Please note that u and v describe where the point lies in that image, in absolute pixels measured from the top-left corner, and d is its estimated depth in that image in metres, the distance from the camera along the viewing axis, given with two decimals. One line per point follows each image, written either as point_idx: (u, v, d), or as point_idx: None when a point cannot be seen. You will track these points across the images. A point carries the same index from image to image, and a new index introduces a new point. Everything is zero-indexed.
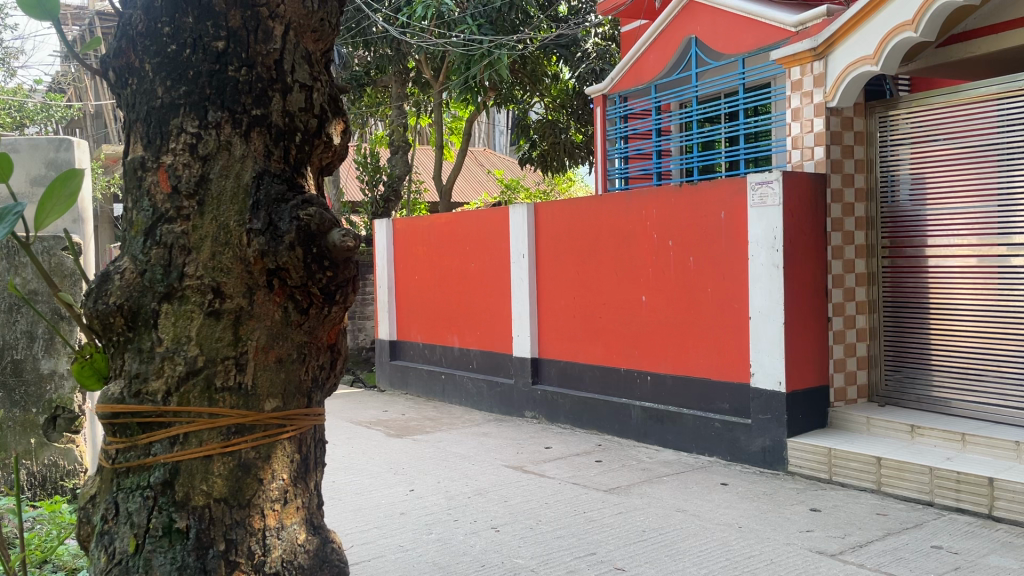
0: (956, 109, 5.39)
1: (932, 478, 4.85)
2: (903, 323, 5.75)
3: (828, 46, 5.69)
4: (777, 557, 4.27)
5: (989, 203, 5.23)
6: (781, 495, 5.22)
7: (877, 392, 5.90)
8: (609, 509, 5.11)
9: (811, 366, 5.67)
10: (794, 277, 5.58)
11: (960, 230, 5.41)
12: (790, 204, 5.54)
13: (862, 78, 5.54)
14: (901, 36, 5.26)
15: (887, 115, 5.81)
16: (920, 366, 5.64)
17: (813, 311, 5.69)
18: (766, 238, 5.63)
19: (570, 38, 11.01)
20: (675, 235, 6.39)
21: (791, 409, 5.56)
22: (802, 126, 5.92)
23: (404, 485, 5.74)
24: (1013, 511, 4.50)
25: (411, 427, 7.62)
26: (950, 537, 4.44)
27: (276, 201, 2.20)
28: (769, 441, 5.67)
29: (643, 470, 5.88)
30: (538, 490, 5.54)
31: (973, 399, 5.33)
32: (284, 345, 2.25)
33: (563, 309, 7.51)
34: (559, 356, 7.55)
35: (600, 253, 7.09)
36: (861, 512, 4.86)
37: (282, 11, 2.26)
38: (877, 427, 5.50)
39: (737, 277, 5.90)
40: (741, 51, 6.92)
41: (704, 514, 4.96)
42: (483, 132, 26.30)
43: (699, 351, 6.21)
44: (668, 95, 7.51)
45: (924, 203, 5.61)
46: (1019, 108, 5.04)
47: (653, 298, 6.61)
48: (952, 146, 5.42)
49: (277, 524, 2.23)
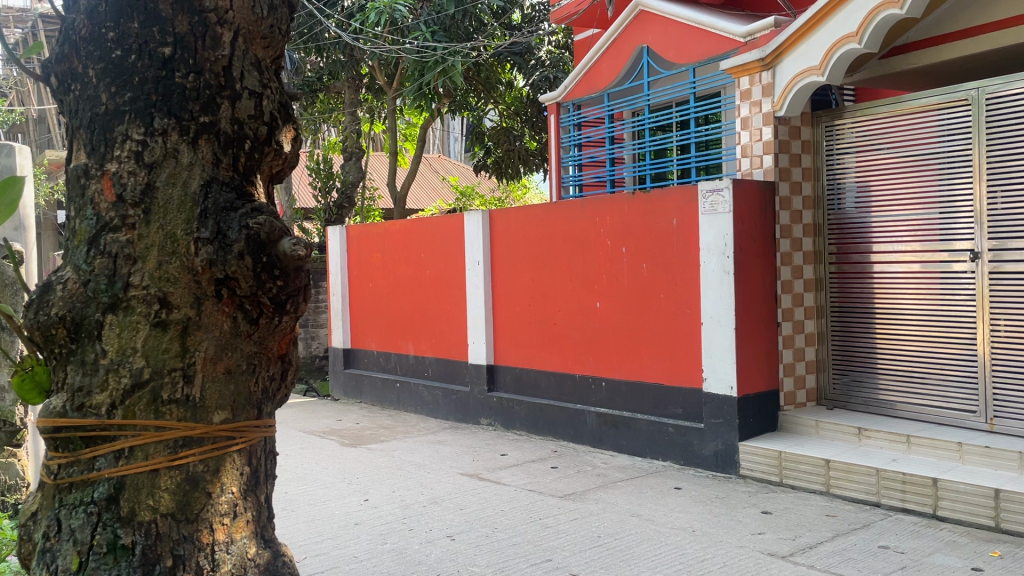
0: (900, 119, 5.56)
1: (879, 479, 4.97)
2: (850, 328, 5.89)
3: (776, 57, 5.78)
4: (729, 559, 4.34)
5: (930, 210, 5.40)
6: (734, 498, 5.29)
7: (825, 395, 6.04)
8: (565, 515, 5.13)
9: (761, 370, 5.77)
10: (743, 283, 5.67)
11: (904, 236, 5.57)
12: (739, 210, 5.64)
13: (809, 87, 5.65)
14: (845, 47, 5.38)
15: (834, 125, 5.95)
16: (867, 370, 5.78)
17: (762, 316, 5.79)
18: (717, 244, 5.73)
19: (524, 45, 10.94)
20: (629, 242, 6.44)
21: (742, 413, 5.65)
22: (750, 135, 6.01)
23: (358, 494, 5.68)
24: (956, 510, 4.66)
25: (366, 435, 7.56)
26: (896, 537, 4.57)
27: (225, 209, 2.17)
28: (721, 445, 5.75)
29: (598, 476, 5.92)
30: (494, 497, 5.53)
31: (917, 401, 5.49)
32: (234, 356, 2.21)
33: (519, 317, 7.51)
34: (514, 363, 7.55)
35: (555, 259, 7.12)
36: (810, 514, 4.96)
37: (231, 17, 2.23)
38: (825, 430, 5.62)
39: (689, 283, 5.98)
40: (691, 61, 7.01)
41: (658, 518, 5.01)
42: (437, 139, 26.30)
43: (653, 358, 6.27)
44: (622, 104, 7.56)
45: (868, 210, 5.77)
46: (961, 119, 5.22)
47: (607, 304, 6.65)
48: (895, 155, 5.60)
49: (227, 538, 2.19)
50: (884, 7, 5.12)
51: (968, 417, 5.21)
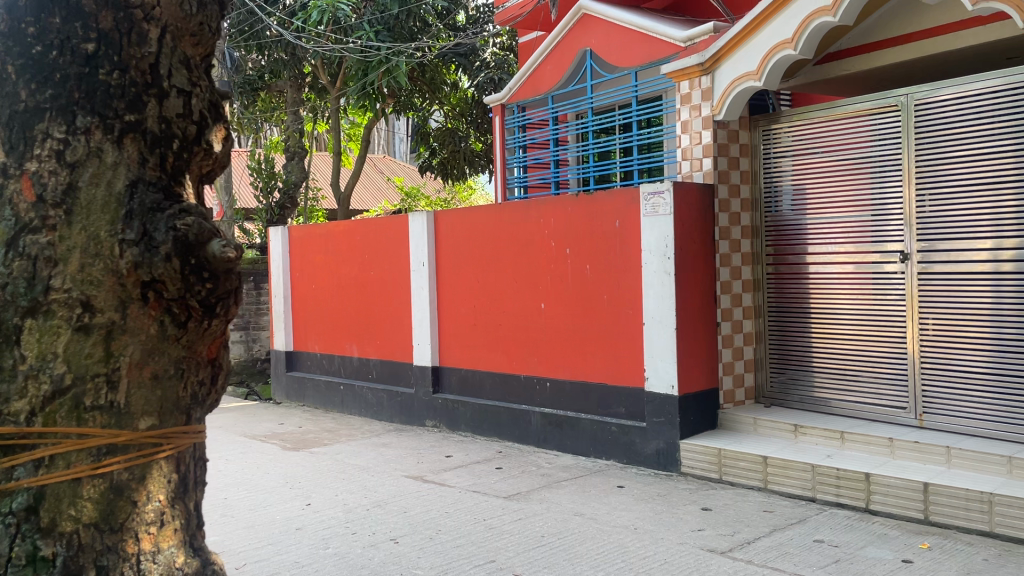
0: (834, 124, 5.72)
1: (814, 474, 5.10)
2: (786, 327, 6.03)
3: (715, 62, 5.88)
4: (670, 556, 4.41)
5: (863, 213, 5.57)
6: (675, 496, 5.37)
7: (763, 393, 6.17)
8: (509, 516, 5.14)
9: (701, 369, 5.86)
10: (684, 284, 5.76)
11: (838, 238, 5.72)
12: (680, 212, 5.73)
13: (747, 92, 5.77)
14: (780, 53, 5.50)
15: (771, 128, 6.08)
16: (803, 368, 5.93)
17: (703, 316, 5.89)
18: (659, 246, 5.80)
19: (469, 46, 10.94)
20: (572, 243, 6.48)
21: (683, 411, 5.74)
22: (690, 138, 6.11)
23: (300, 499, 5.61)
24: (888, 504, 4.81)
25: (308, 439, 7.45)
26: (831, 531, 4.69)
27: (152, 209, 2.12)
28: (663, 443, 5.83)
29: (542, 476, 5.94)
30: (438, 499, 5.51)
31: (850, 398, 5.65)
32: (161, 361, 2.17)
33: (464, 318, 7.50)
34: (459, 364, 7.53)
35: (499, 260, 7.13)
36: (748, 510, 5.06)
37: (158, 13, 2.18)
38: (763, 427, 5.74)
39: (632, 284, 6.05)
40: (633, 65, 7.09)
41: (601, 517, 5.05)
42: (382, 139, 26.13)
43: (597, 358, 6.32)
44: (565, 106, 7.62)
45: (804, 212, 5.91)
46: (891, 124, 5.39)
47: (551, 305, 6.68)
48: (830, 159, 5.75)
49: (153, 547, 2.16)
50: (817, 15, 5.26)
51: (899, 413, 5.38)
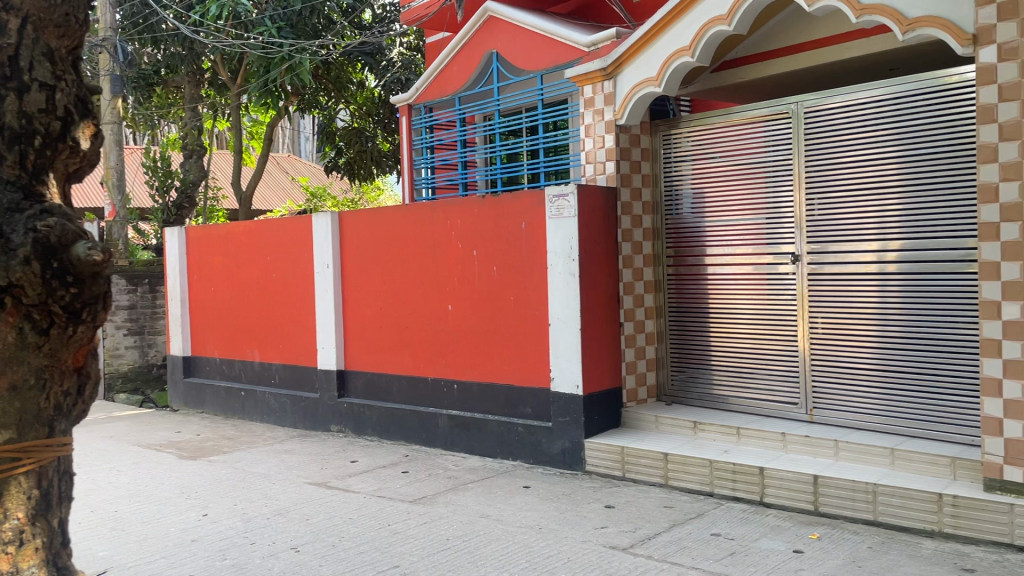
0: (731, 130, 5.90)
1: (712, 470, 5.26)
2: (686, 327, 6.20)
3: (616, 67, 5.98)
4: (573, 555, 4.46)
5: (758, 216, 5.77)
6: (579, 494, 5.44)
7: (664, 392, 6.32)
8: (414, 520, 5.10)
9: (605, 368, 5.96)
10: (588, 285, 5.85)
11: (734, 240, 5.91)
12: (584, 214, 5.81)
13: (648, 97, 5.89)
14: (679, 60, 5.64)
15: (671, 134, 6.23)
16: (702, 366, 6.11)
17: (606, 317, 5.99)
18: (563, 247, 5.87)
19: (375, 45, 10.84)
20: (479, 245, 6.48)
21: (588, 410, 5.82)
22: (594, 142, 6.20)
23: (196, 510, 5.41)
24: (780, 496, 5.02)
25: (207, 447, 7.21)
26: (727, 524, 4.84)
27: (11, 211, 2.37)
28: (568, 443, 5.89)
29: (449, 478, 5.92)
30: (342, 505, 5.42)
31: (746, 394, 5.85)
32: (20, 369, 2.42)
33: (370, 321, 7.40)
34: (365, 368, 7.43)
35: (406, 261, 7.06)
36: (649, 506, 5.17)
37: (20, 6, 2.39)
38: (664, 425, 5.88)
39: (538, 285, 6.09)
40: (539, 68, 7.14)
41: (506, 518, 5.07)
42: (286, 137, 25.61)
43: (504, 359, 6.34)
44: (473, 108, 7.63)
45: (703, 215, 6.09)
46: (783, 131, 5.61)
47: (459, 306, 6.66)
48: (727, 163, 5.94)
49: (11, 567, 2.48)
50: (712, 23, 5.41)
51: (791, 408, 5.61)
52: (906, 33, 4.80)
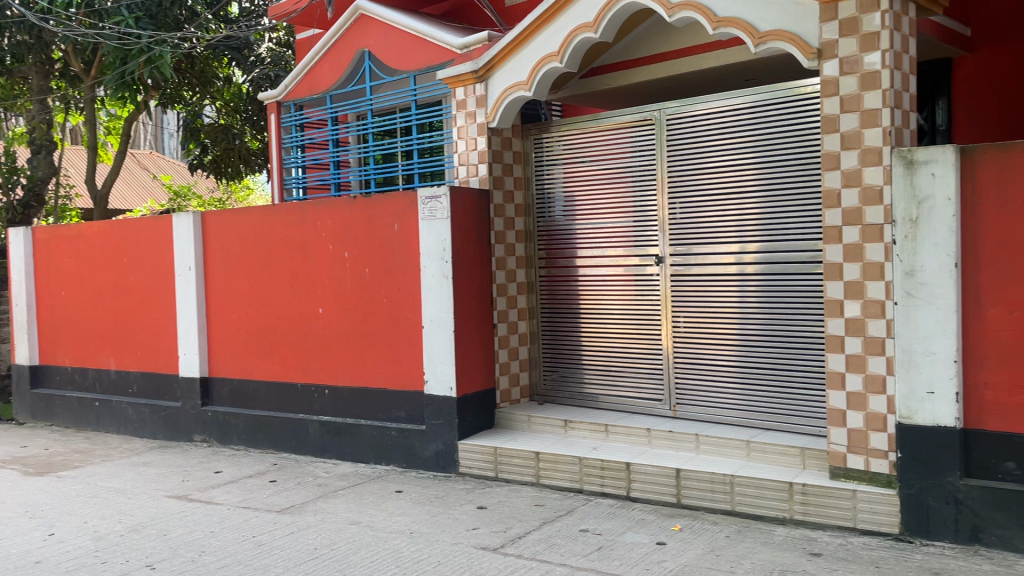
0: (599, 135, 6.04)
1: (581, 467, 5.37)
2: (558, 328, 6.31)
3: (488, 70, 6.02)
4: (444, 557, 4.44)
5: (625, 219, 5.94)
6: (452, 497, 5.43)
7: (537, 392, 6.40)
8: (281, 530, 4.95)
9: (477, 370, 5.98)
10: (461, 287, 5.85)
11: (603, 243, 6.07)
12: (457, 216, 5.81)
13: (518, 101, 5.96)
14: (548, 65, 5.73)
15: (542, 138, 6.33)
16: (573, 366, 6.23)
17: (479, 319, 6.01)
18: (436, 250, 5.85)
19: (241, 41, 10.49)
20: (350, 246, 6.36)
21: (461, 413, 5.82)
22: (466, 144, 6.22)
23: (41, 530, 5.05)
24: (646, 490, 5.19)
25: (56, 462, 6.75)
26: (595, 520, 4.95)
27: None
28: (441, 445, 5.88)
29: (319, 486, 5.78)
30: (204, 518, 5.20)
31: (614, 392, 6.02)
32: None
33: (236, 325, 7.13)
34: (231, 375, 7.16)
35: (274, 264, 6.85)
36: (520, 505, 5.22)
37: None
38: (536, 424, 5.96)
39: (410, 287, 6.04)
40: (413, 69, 7.08)
41: (377, 523, 5.00)
42: (147, 133, 24.45)
43: (376, 363, 6.25)
44: (345, 107, 7.52)
45: (574, 218, 6.21)
46: (647, 137, 5.79)
47: (329, 309, 6.52)
48: (596, 167, 6.08)
49: None
50: (580, 30, 5.53)
51: (656, 404, 5.82)
52: (758, 46, 5.04)
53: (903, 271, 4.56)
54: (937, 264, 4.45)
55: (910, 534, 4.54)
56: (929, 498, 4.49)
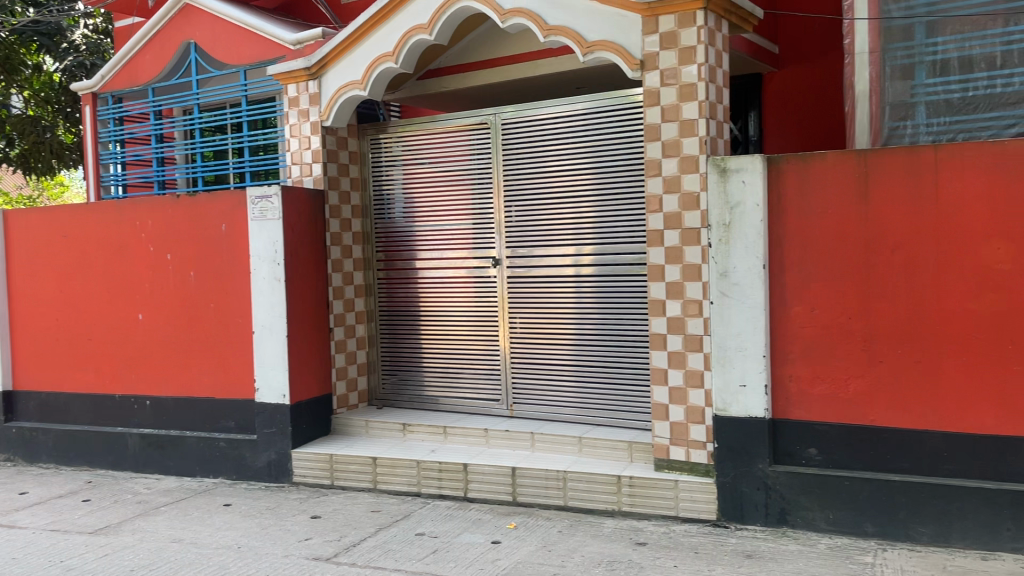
0: (437, 137, 6.05)
1: (419, 470, 5.35)
2: (397, 331, 6.27)
3: (321, 67, 5.87)
4: (272, 571, 4.29)
5: (464, 221, 5.97)
6: (284, 507, 5.26)
7: (375, 396, 6.32)
8: (93, 553, 4.60)
9: (312, 375, 5.82)
10: (294, 290, 5.67)
11: (442, 245, 6.08)
12: (289, 217, 5.63)
13: (353, 100, 5.86)
14: (383, 65, 5.66)
15: (379, 138, 6.26)
16: (412, 368, 6.20)
17: (314, 322, 5.86)
18: (267, 252, 5.64)
19: (52, 25, 9.96)
20: (174, 248, 6.03)
21: (295, 420, 5.65)
22: (300, 143, 6.04)
23: None
24: (482, 490, 5.23)
25: None
26: (431, 522, 4.94)
27: None
28: (274, 454, 5.69)
29: (139, 503, 5.44)
30: (4, 545, 4.75)
31: (453, 394, 6.04)
32: None
33: (45, 334, 6.59)
34: (39, 388, 6.61)
35: (88, 267, 6.38)
36: (356, 512, 5.13)
37: None
38: (373, 429, 5.87)
39: (239, 291, 5.80)
40: (243, 63, 6.81)
41: (202, 540, 4.76)
42: None
43: (202, 371, 5.95)
44: (169, 99, 7.15)
45: (412, 220, 6.18)
46: (483, 141, 5.85)
47: (151, 315, 6.15)
48: (435, 169, 6.07)
49: None
50: (415, 32, 5.50)
51: (493, 404, 5.89)
52: (586, 54, 5.21)
53: (718, 272, 4.85)
54: (748, 266, 4.77)
55: (726, 519, 4.85)
56: (743, 485, 4.81)
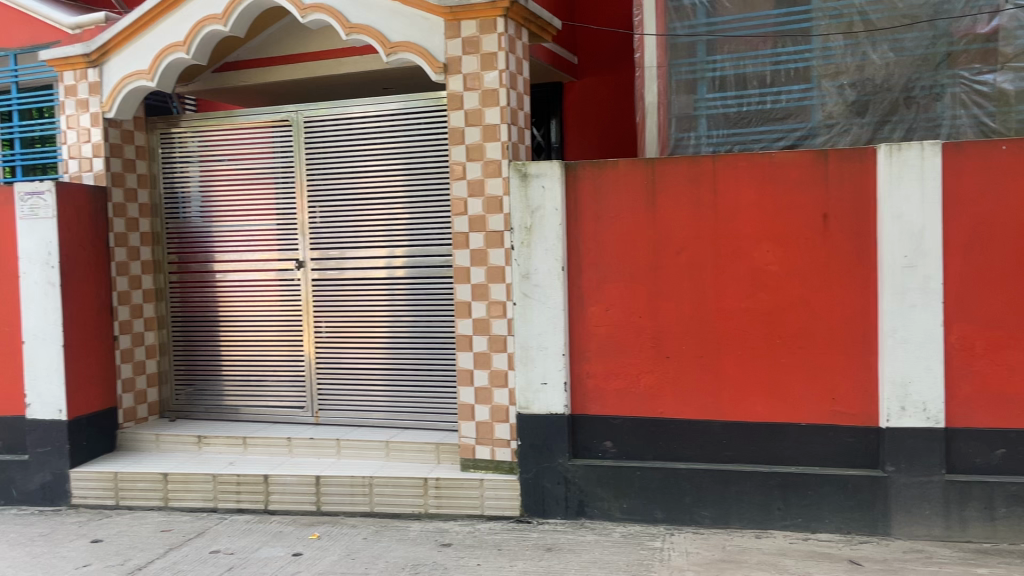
0: (235, 133, 5.77)
1: (215, 484, 5.07)
2: (192, 338, 5.93)
3: (102, 55, 5.43)
4: None
5: (266, 221, 5.73)
6: (60, 533, 4.81)
7: (168, 407, 5.96)
8: None
9: (94, 388, 5.37)
10: (71, 296, 5.20)
11: (242, 247, 5.81)
12: (65, 216, 5.16)
13: (140, 91, 5.47)
14: (173, 56, 5.31)
15: (171, 133, 5.89)
16: (209, 377, 5.89)
17: (96, 330, 5.41)
18: (39, 253, 5.14)
19: None
20: None
21: (73, 437, 5.19)
22: (78, 135, 5.55)
23: None
24: (284, 502, 5.05)
25: None
26: (228, 538, 4.70)
27: None
28: (49, 476, 5.21)
29: None
30: None
31: (254, 403, 5.80)
32: None
33: None
34: None
35: None
36: (144, 533, 4.78)
37: None
38: (165, 443, 5.51)
39: (6, 297, 5.25)
40: (11, 47, 6.25)
41: None
42: None
43: None
44: None
45: (210, 220, 5.87)
46: (285, 139, 5.65)
47: None
48: (234, 167, 5.79)
49: None
50: (207, 22, 5.20)
51: (298, 412, 5.71)
52: (389, 55, 5.16)
53: (520, 274, 4.97)
54: (548, 268, 4.92)
55: (529, 515, 4.98)
56: (545, 481, 4.96)
